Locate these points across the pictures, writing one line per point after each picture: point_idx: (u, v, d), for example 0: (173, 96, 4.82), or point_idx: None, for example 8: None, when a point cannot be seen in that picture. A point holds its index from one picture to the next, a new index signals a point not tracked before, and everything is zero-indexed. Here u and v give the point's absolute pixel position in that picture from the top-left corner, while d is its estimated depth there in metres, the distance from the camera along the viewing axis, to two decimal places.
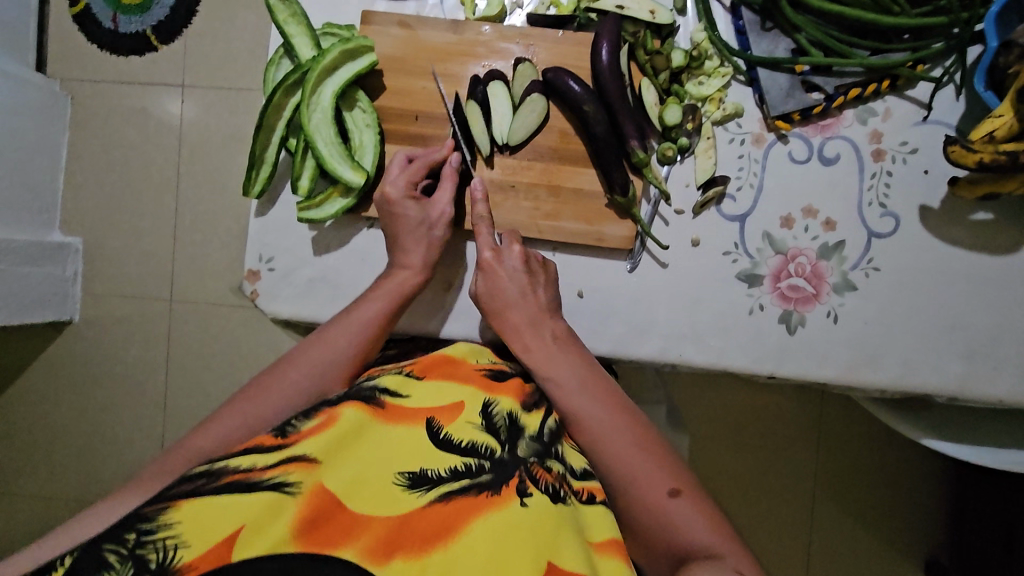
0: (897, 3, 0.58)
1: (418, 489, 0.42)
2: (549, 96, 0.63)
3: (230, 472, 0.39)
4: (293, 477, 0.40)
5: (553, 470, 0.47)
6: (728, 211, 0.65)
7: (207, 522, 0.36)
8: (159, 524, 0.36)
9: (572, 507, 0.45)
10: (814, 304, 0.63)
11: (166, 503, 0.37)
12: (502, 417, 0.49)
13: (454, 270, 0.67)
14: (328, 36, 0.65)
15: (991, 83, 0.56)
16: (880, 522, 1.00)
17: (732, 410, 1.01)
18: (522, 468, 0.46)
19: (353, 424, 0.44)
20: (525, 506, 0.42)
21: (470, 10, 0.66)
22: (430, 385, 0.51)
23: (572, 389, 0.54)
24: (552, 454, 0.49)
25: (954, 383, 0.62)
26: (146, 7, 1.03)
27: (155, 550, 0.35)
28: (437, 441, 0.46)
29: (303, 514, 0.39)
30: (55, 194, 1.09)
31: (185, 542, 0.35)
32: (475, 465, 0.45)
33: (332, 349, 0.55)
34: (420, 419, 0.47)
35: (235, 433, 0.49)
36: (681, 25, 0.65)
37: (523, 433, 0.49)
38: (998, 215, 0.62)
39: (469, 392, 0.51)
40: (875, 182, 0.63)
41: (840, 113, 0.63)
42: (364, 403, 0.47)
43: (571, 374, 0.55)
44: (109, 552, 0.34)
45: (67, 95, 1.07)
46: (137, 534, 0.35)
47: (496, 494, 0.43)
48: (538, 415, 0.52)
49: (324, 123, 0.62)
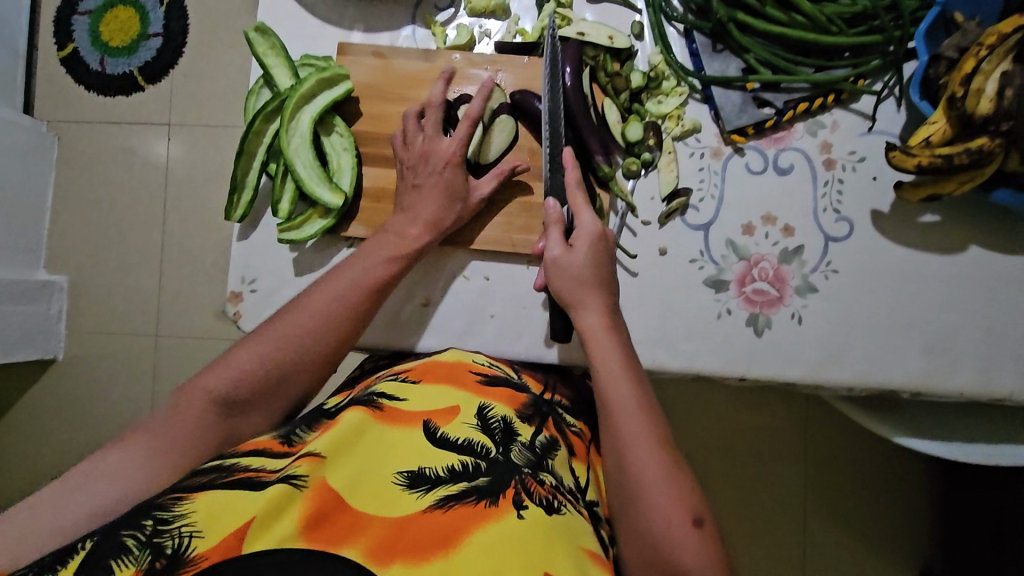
0: (834, 23, 0.63)
1: (418, 490, 0.42)
2: (516, 117, 0.67)
3: (242, 469, 0.42)
4: (301, 470, 0.41)
5: (546, 483, 0.46)
6: (692, 220, 0.68)
7: (220, 510, 0.37)
8: (175, 513, 0.37)
9: (564, 516, 0.45)
10: (778, 306, 0.66)
11: (182, 495, 0.39)
12: (497, 420, 0.52)
13: (432, 285, 0.69)
14: (306, 67, 0.68)
15: (925, 95, 0.60)
16: (872, 530, 1.00)
17: (715, 421, 1.03)
18: (517, 477, 0.45)
19: (352, 425, 0.46)
20: (522, 518, 0.41)
21: (441, 41, 0.70)
22: (425, 391, 0.53)
23: (614, 381, 0.54)
24: (545, 467, 0.49)
25: (915, 377, 0.65)
26: (132, 50, 1.13)
27: (171, 537, 0.36)
28: (432, 437, 0.47)
29: (310, 509, 0.38)
30: (41, 233, 1.18)
31: (198, 531, 0.36)
32: (472, 465, 0.45)
33: (319, 302, 0.58)
34: (415, 422, 0.48)
35: (247, 374, 0.54)
36: (639, 50, 0.69)
37: (517, 440, 0.50)
38: (944, 216, 0.65)
39: (462, 400, 0.52)
40: (828, 190, 0.67)
41: (791, 126, 0.67)
42: (365, 406, 0.49)
43: (616, 364, 0.55)
44: (127, 537, 0.35)
45: (54, 136, 1.18)
46: (154, 522, 0.37)
47: (493, 503, 0.42)
48: (530, 427, 0.54)
49: (303, 147, 0.65)
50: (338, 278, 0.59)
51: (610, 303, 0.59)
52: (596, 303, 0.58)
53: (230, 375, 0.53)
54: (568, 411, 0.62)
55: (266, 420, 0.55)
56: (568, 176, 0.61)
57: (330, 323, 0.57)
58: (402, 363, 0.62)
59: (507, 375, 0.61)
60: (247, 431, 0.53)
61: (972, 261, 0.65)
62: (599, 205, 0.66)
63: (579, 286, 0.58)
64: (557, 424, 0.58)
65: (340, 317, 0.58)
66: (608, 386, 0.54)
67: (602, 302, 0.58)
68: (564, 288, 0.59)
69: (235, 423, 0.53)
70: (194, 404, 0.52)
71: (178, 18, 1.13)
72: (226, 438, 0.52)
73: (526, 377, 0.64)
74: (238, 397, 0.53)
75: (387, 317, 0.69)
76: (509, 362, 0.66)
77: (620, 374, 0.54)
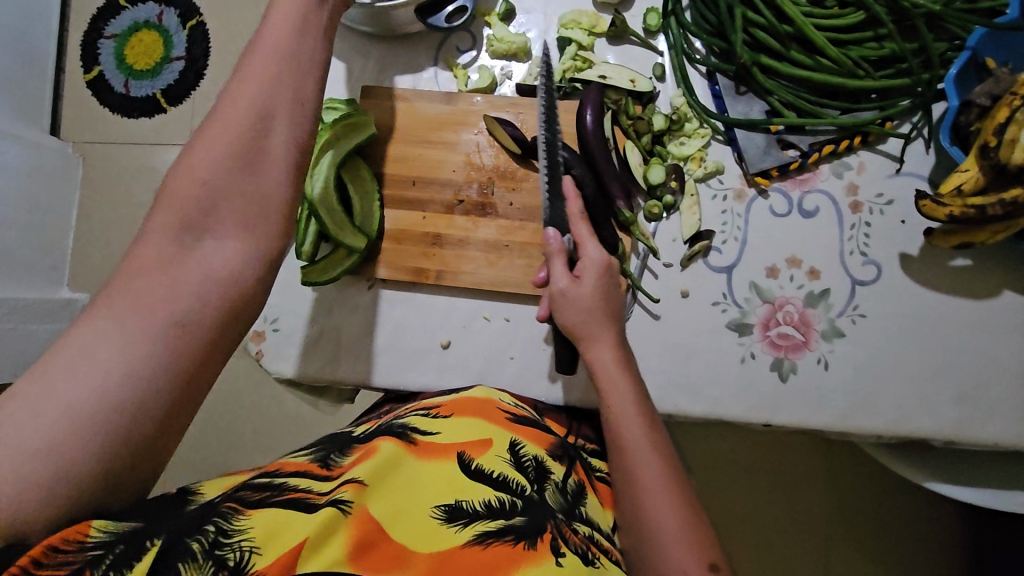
0: (861, 67, 0.62)
1: (458, 525, 0.41)
2: (527, 159, 0.68)
3: (291, 488, 0.39)
4: (347, 494, 0.38)
5: (580, 531, 0.47)
6: (715, 262, 0.67)
7: (278, 530, 0.35)
8: (234, 526, 0.35)
9: (600, 567, 0.45)
10: (804, 351, 0.65)
11: (237, 507, 0.36)
12: (529, 458, 0.51)
13: (453, 325, 0.69)
14: (329, 110, 0.67)
15: (957, 139, 0.60)
16: (901, 567, 0.97)
17: (735, 451, 1.01)
18: (554, 522, 0.45)
19: (392, 453, 0.44)
20: (561, 565, 0.41)
21: (463, 83, 0.70)
22: (458, 424, 0.51)
23: (631, 420, 0.53)
24: (578, 515, 0.49)
25: (947, 425, 0.63)
26: (156, 73, 1.17)
27: (232, 551, 0.34)
28: (469, 474, 0.45)
29: (355, 540, 0.37)
30: (65, 252, 1.20)
31: (257, 547, 0.34)
32: (509, 503, 0.44)
33: (245, 102, 0.44)
34: (450, 454, 0.47)
35: (189, 200, 0.41)
36: (661, 91, 0.69)
37: (550, 479, 0.50)
38: (975, 260, 0.64)
39: (494, 435, 0.52)
40: (855, 232, 0.66)
41: (816, 168, 0.66)
42: (398, 438, 0.46)
43: (634, 404, 0.54)
44: (193, 542, 0.33)
45: (78, 156, 1.21)
46: (215, 531, 0.34)
47: (531, 546, 0.41)
48: (562, 467, 0.54)
49: (326, 193, 0.64)
50: (211, 144, 0.43)
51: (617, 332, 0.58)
52: (607, 337, 0.57)
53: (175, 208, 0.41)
54: (593, 455, 0.61)
55: (242, 242, 0.43)
56: (572, 205, 0.60)
57: (237, 168, 0.43)
58: (429, 398, 0.60)
59: (532, 416, 0.60)
60: (221, 261, 0.41)
61: (1005, 306, 0.63)
62: (622, 248, 0.66)
63: (585, 318, 0.57)
64: (584, 466, 0.57)
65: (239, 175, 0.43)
66: (619, 418, 0.53)
67: (615, 337, 0.58)
68: (573, 320, 0.58)
69: (201, 245, 0.41)
70: (153, 248, 0.40)
71: (201, 41, 1.16)
72: (198, 267, 0.41)
73: (549, 420, 0.63)
74: (195, 219, 0.41)
75: (406, 359, 0.69)
76: (531, 402, 0.65)
77: (634, 413, 0.54)
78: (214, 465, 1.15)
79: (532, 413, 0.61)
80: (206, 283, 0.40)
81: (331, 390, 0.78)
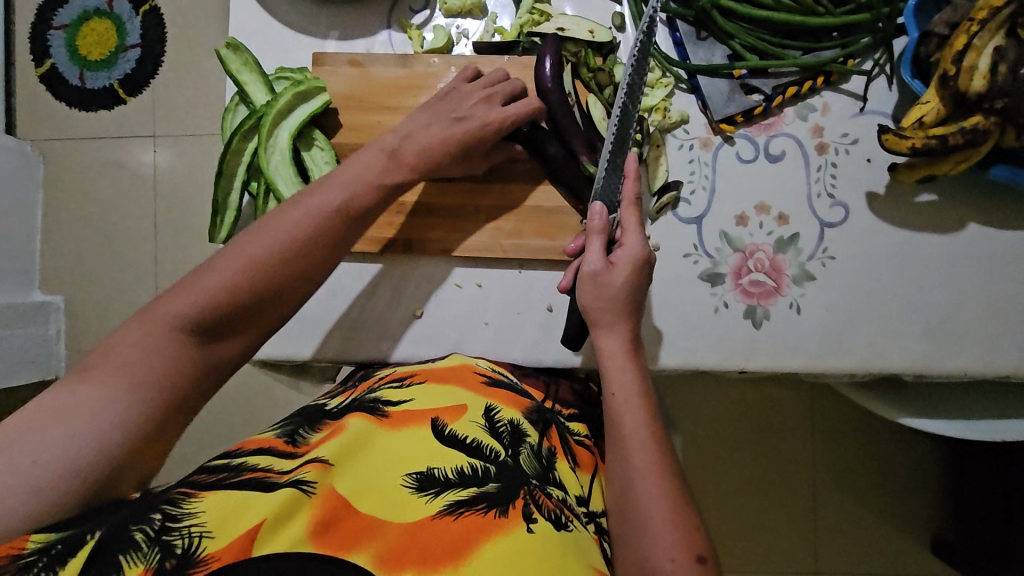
0: (821, 3, 0.61)
1: (428, 493, 0.41)
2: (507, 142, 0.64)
3: (251, 469, 0.39)
4: (310, 475, 0.39)
5: (553, 497, 0.46)
6: (685, 214, 0.67)
7: (232, 512, 0.35)
8: (184, 511, 0.35)
9: (573, 532, 0.45)
10: (776, 297, 0.65)
11: (188, 492, 0.36)
12: (505, 424, 0.51)
13: (426, 294, 0.68)
14: (281, 81, 0.67)
15: (917, 73, 0.59)
16: (883, 505, 1.01)
17: (722, 406, 1.02)
18: (528, 489, 0.44)
19: (358, 432, 0.44)
20: (532, 531, 0.40)
21: (418, 45, 0.68)
22: (430, 392, 0.52)
23: (632, 410, 0.52)
24: (551, 480, 0.49)
25: (919, 360, 0.64)
26: (112, 62, 1.09)
27: (180, 536, 0.33)
28: (440, 437, 0.45)
29: (319, 515, 0.37)
30: (32, 255, 1.15)
31: (207, 531, 0.34)
32: (483, 470, 0.44)
33: (298, 223, 0.49)
34: (425, 420, 0.47)
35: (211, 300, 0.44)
36: (622, 41, 0.68)
37: (526, 442, 0.50)
38: (940, 194, 0.64)
39: (469, 401, 0.51)
40: (821, 174, 0.65)
41: (781, 112, 0.66)
42: (368, 414, 0.47)
43: (638, 395, 0.53)
44: (135, 531, 0.33)
45: (38, 155, 1.14)
46: (163, 517, 0.34)
47: (503, 513, 0.41)
48: (537, 431, 0.54)
49: (283, 164, 0.64)
50: (264, 242, 0.47)
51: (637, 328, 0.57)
52: (624, 323, 0.56)
53: (192, 298, 0.43)
54: (572, 419, 0.61)
55: (243, 348, 0.47)
56: (630, 189, 0.59)
57: (277, 287, 0.47)
58: (402, 369, 0.60)
59: (509, 379, 0.60)
60: (222, 357, 0.45)
61: (970, 239, 0.64)
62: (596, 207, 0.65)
63: (601, 309, 0.56)
64: (560, 430, 0.57)
65: (321, 240, 0.49)
66: (620, 410, 0.52)
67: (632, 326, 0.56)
68: (592, 301, 0.56)
69: (210, 347, 0.44)
70: (155, 331, 0.42)
71: (155, 25, 1.09)
72: (202, 367, 0.43)
73: (527, 385, 0.62)
74: (210, 322, 0.44)
75: (381, 332, 0.68)
76: (508, 367, 0.65)
77: (634, 401, 0.52)
78: (202, 457, 1.14)
79: (509, 377, 0.60)
80: (201, 380, 0.44)
81: (311, 370, 0.77)
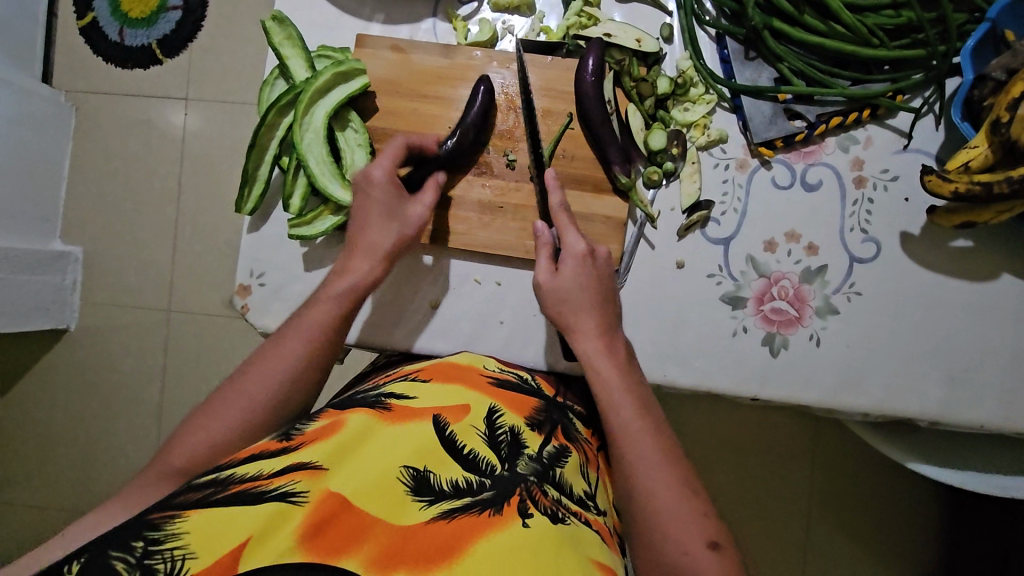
0: (875, 36, 0.60)
1: (421, 500, 0.41)
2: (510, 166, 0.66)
3: (237, 481, 0.38)
4: (300, 485, 0.39)
5: (550, 494, 0.45)
6: (713, 233, 0.66)
7: (215, 531, 0.35)
8: (167, 532, 0.35)
9: (571, 527, 0.43)
10: (797, 327, 0.64)
11: (174, 512, 0.36)
12: (505, 430, 0.50)
13: (443, 286, 0.68)
14: (322, 59, 0.67)
15: (968, 115, 0.58)
16: (878, 544, 0.99)
17: (725, 429, 1.00)
18: (523, 487, 0.44)
19: (358, 428, 0.44)
20: (526, 526, 0.40)
21: (462, 36, 0.68)
22: (435, 392, 0.51)
23: (593, 337, 0.57)
24: (551, 477, 0.47)
25: (936, 407, 0.63)
26: (152, 21, 1.06)
27: (163, 560, 0.34)
28: (441, 438, 0.46)
29: (310, 520, 0.37)
30: (56, 206, 1.12)
31: (191, 553, 0.34)
32: (477, 481, 0.44)
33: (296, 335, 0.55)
34: (425, 417, 0.47)
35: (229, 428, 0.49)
36: (667, 53, 0.67)
37: (523, 453, 0.48)
38: (977, 241, 0.63)
39: (472, 401, 0.51)
40: (857, 209, 0.64)
41: (822, 140, 0.64)
42: (371, 408, 0.47)
43: (595, 325, 0.58)
44: (116, 560, 0.33)
45: (72, 106, 1.11)
46: (145, 543, 0.34)
47: (496, 512, 0.40)
48: (539, 437, 0.52)
49: (316, 143, 0.63)
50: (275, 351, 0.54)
51: (607, 314, 0.59)
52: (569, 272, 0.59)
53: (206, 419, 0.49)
54: (579, 419, 0.60)
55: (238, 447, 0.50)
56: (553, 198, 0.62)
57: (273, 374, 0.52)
58: (410, 365, 0.60)
59: (520, 380, 0.60)
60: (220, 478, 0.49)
61: (1003, 289, 0.63)
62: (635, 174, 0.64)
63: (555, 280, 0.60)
64: (567, 431, 0.56)
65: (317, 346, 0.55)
66: (614, 408, 0.53)
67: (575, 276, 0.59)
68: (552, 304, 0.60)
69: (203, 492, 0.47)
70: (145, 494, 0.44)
71: None
72: None
73: (541, 380, 0.63)
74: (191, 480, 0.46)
75: (396, 320, 0.67)
76: (520, 367, 0.64)
77: (591, 329, 0.58)
78: None
79: (517, 377, 0.60)
80: None
81: None
